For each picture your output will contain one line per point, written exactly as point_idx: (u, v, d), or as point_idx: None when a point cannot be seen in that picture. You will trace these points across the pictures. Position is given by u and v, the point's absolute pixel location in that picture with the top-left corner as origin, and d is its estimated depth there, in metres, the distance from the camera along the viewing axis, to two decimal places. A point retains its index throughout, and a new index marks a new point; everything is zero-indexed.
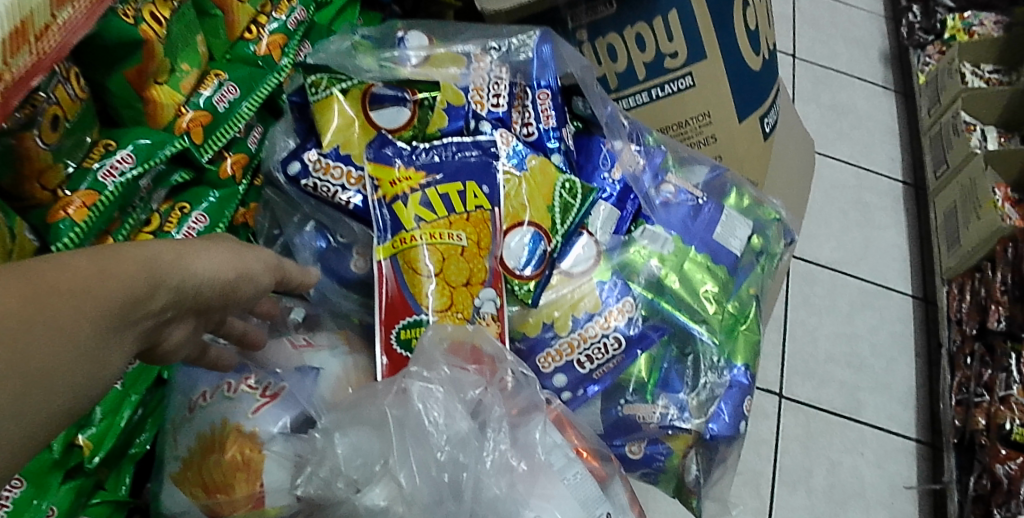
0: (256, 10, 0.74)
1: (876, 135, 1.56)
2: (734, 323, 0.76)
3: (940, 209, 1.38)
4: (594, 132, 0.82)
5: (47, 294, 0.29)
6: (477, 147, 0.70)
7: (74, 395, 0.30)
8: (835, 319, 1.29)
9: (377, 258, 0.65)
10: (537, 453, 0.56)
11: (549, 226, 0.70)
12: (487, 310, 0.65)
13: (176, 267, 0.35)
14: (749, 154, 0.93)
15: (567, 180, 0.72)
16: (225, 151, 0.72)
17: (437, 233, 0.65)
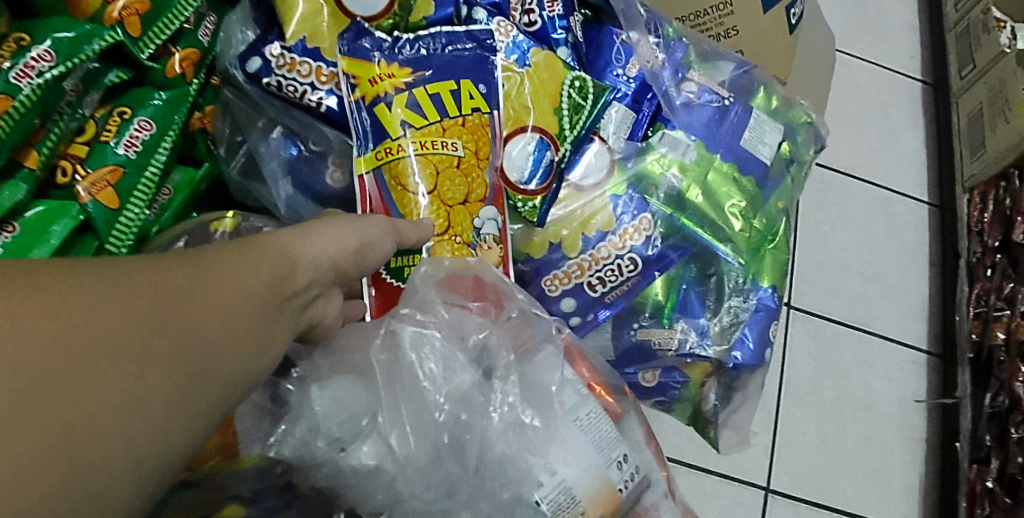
0: None
1: (897, 30, 1.44)
2: (760, 241, 0.68)
3: (964, 113, 1.29)
4: (606, 21, 0.69)
5: (215, 271, 0.31)
6: (471, 38, 0.59)
7: (252, 363, 0.32)
8: (848, 227, 1.22)
9: (357, 171, 0.55)
10: (555, 405, 0.49)
11: (556, 132, 0.60)
12: (489, 232, 0.56)
13: (304, 247, 0.38)
14: (773, 50, 0.83)
15: (576, 77, 0.62)
16: (171, 45, 0.61)
17: (429, 142, 0.55)
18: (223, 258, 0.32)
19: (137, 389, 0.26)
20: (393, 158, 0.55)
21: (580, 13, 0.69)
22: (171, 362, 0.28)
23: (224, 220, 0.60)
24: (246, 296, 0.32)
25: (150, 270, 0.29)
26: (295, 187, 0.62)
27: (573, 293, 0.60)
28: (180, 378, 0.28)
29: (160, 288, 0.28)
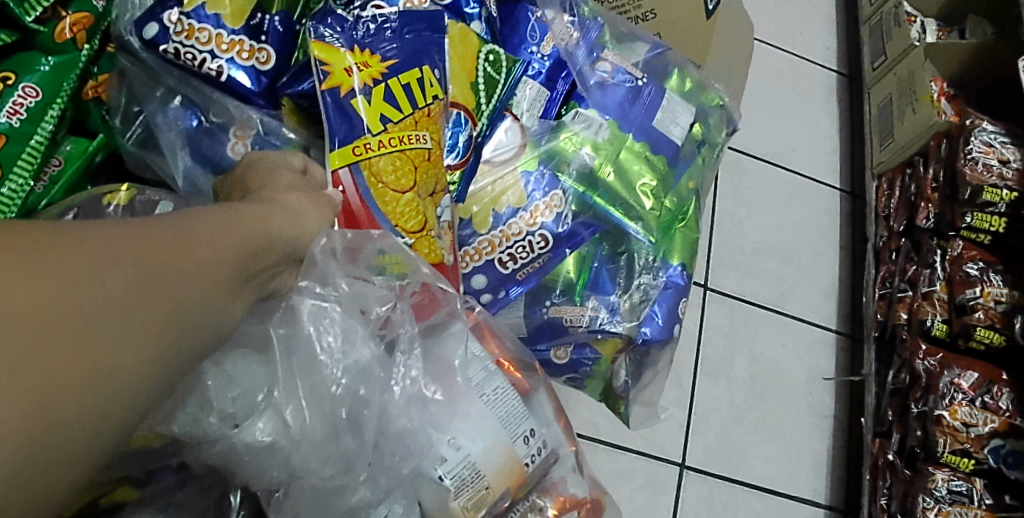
0: None
1: (814, 22, 1.49)
2: (671, 221, 0.68)
3: (875, 103, 1.35)
4: None
5: (189, 246, 0.31)
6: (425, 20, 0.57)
7: (210, 338, 0.32)
8: (764, 211, 1.26)
9: (330, 167, 0.50)
10: (456, 377, 0.50)
11: (475, 107, 0.60)
12: (446, 219, 0.57)
13: (284, 222, 0.39)
14: (689, 31, 0.84)
15: (490, 51, 0.62)
16: (62, 9, 0.60)
17: (406, 134, 0.53)
18: (196, 229, 0.32)
19: (92, 370, 0.26)
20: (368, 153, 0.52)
21: None
22: (131, 341, 0.28)
23: (118, 193, 0.58)
24: (209, 268, 0.32)
25: (106, 242, 0.28)
26: (191, 156, 0.60)
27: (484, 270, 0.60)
28: (135, 359, 0.28)
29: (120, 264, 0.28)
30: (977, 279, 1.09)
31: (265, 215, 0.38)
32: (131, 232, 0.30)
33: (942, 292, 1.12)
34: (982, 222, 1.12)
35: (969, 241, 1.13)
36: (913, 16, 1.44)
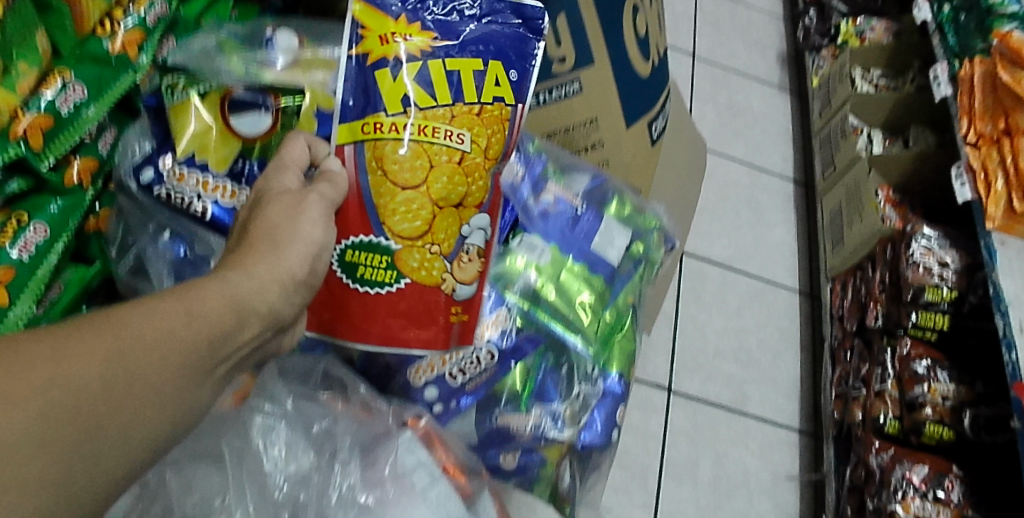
0: (110, 4, 0.74)
1: (756, 139, 1.94)
2: (609, 333, 0.75)
3: (827, 210, 1.49)
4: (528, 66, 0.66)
5: (159, 330, 0.38)
6: (511, 21, 0.66)
7: (178, 410, 0.39)
8: (724, 316, 1.36)
9: (337, 142, 0.62)
10: (387, 476, 0.59)
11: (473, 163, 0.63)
12: (474, 240, 0.64)
13: (256, 294, 0.45)
14: (635, 161, 0.99)
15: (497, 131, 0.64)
16: (72, 155, 0.70)
17: (433, 126, 0.62)
18: (170, 314, 0.39)
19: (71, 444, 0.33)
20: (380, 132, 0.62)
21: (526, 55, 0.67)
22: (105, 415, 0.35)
23: None
24: (183, 344, 0.39)
25: (95, 332, 0.36)
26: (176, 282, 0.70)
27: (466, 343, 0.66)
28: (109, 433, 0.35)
29: (97, 353, 0.35)
30: (924, 375, 1.13)
31: (239, 280, 0.44)
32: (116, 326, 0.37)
33: (893, 389, 1.17)
34: (927, 320, 1.19)
35: (917, 338, 1.20)
36: (857, 129, 1.66)
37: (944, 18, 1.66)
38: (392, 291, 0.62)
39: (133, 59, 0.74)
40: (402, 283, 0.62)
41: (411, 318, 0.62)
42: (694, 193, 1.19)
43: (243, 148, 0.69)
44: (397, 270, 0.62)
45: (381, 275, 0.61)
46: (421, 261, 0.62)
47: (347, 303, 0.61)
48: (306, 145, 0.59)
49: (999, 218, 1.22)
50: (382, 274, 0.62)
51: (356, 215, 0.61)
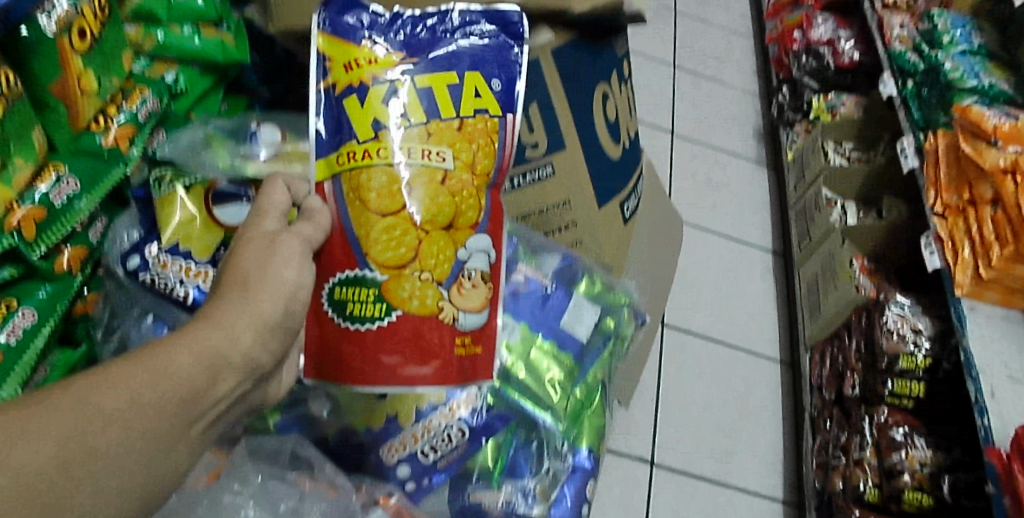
0: (105, 102, 0.79)
1: (744, 209, 2.04)
2: (580, 410, 0.79)
3: (804, 280, 1.56)
4: (505, 72, 0.69)
5: (126, 397, 0.40)
6: (483, 27, 0.71)
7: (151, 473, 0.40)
8: (707, 387, 1.42)
9: (316, 180, 0.65)
10: None
11: (458, 183, 0.66)
12: (475, 264, 0.66)
13: (229, 343, 0.46)
14: (609, 238, 1.04)
15: (480, 147, 0.67)
16: (63, 245, 0.74)
17: (412, 146, 0.65)
18: (134, 380, 0.40)
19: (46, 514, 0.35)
20: (358, 161, 0.64)
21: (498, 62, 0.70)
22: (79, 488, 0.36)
23: None
24: (150, 407, 0.40)
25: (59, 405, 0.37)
26: None
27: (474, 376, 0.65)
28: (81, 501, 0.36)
29: (53, 431, 0.36)
30: (902, 442, 1.15)
31: (209, 333, 0.46)
32: (79, 397, 0.38)
33: (871, 457, 1.19)
34: (902, 387, 1.22)
35: (895, 406, 1.23)
36: (831, 202, 1.74)
37: (909, 94, 1.73)
38: (385, 324, 0.63)
39: (125, 152, 0.79)
40: (394, 315, 0.63)
41: (409, 353, 0.63)
42: (659, 271, 1.27)
43: (225, 237, 0.72)
44: (386, 303, 0.63)
45: (369, 310, 0.63)
46: (412, 290, 0.63)
47: (335, 343, 0.63)
48: (284, 186, 0.62)
49: (967, 285, 1.26)
50: (371, 310, 0.63)
51: (341, 249, 0.63)
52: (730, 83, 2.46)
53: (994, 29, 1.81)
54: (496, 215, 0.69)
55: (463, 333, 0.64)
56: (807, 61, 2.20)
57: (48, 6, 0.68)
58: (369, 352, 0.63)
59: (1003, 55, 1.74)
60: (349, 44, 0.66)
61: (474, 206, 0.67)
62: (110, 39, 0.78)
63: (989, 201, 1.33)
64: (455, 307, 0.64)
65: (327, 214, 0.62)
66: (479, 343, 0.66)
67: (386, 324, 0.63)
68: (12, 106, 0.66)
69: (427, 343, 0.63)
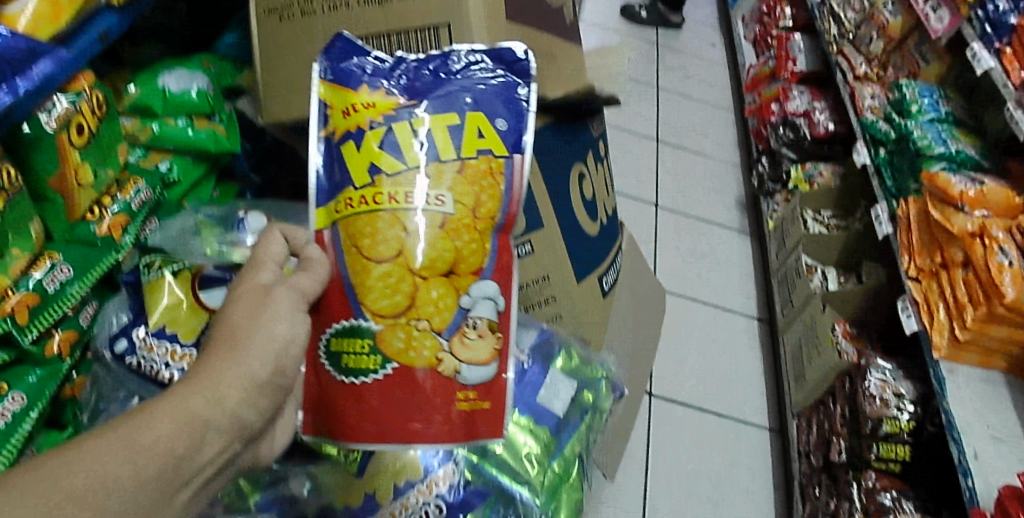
0: (100, 192, 0.82)
1: (730, 283, 2.07)
2: (558, 483, 0.81)
3: (789, 348, 1.65)
4: (509, 111, 0.69)
5: (107, 473, 0.42)
6: (488, 66, 0.71)
7: None
8: (695, 457, 1.55)
9: (317, 227, 0.68)
10: None
11: (459, 228, 0.66)
12: (480, 311, 0.66)
13: (213, 408, 0.49)
14: (587, 312, 1.07)
15: (483, 191, 0.67)
16: (55, 329, 0.76)
17: (410, 190, 0.66)
18: (112, 456, 0.43)
19: None
20: (357, 207, 0.66)
21: (502, 100, 0.69)
22: None
23: None
24: (130, 473, 0.43)
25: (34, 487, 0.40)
26: None
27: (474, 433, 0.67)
28: None
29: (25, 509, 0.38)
30: (890, 506, 1.16)
31: (189, 401, 0.49)
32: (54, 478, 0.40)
33: None
34: (889, 452, 1.23)
35: (882, 470, 1.23)
36: (811, 270, 1.81)
37: (881, 162, 1.80)
38: (380, 376, 0.65)
39: (118, 239, 0.82)
40: (389, 366, 0.65)
41: (406, 408, 0.65)
42: (641, 341, 1.31)
43: (210, 320, 0.75)
44: (381, 354, 0.65)
45: (364, 362, 0.65)
46: (407, 340, 0.65)
47: (331, 394, 0.67)
48: (282, 237, 0.66)
49: (945, 347, 1.29)
50: (367, 361, 0.65)
51: (339, 299, 0.67)
52: (712, 155, 2.54)
53: (960, 96, 1.88)
54: (504, 260, 0.69)
55: (465, 387, 0.66)
56: (785, 133, 2.28)
57: (48, 104, 0.73)
58: (363, 404, 0.65)
59: (971, 120, 1.80)
60: (349, 90, 0.69)
61: (478, 251, 0.67)
62: (107, 134, 0.83)
63: (961, 264, 1.35)
64: (456, 358, 0.66)
65: (325, 263, 0.66)
66: (487, 397, 0.67)
67: (380, 376, 0.65)
68: (11, 200, 0.69)
69: (428, 397, 0.65)
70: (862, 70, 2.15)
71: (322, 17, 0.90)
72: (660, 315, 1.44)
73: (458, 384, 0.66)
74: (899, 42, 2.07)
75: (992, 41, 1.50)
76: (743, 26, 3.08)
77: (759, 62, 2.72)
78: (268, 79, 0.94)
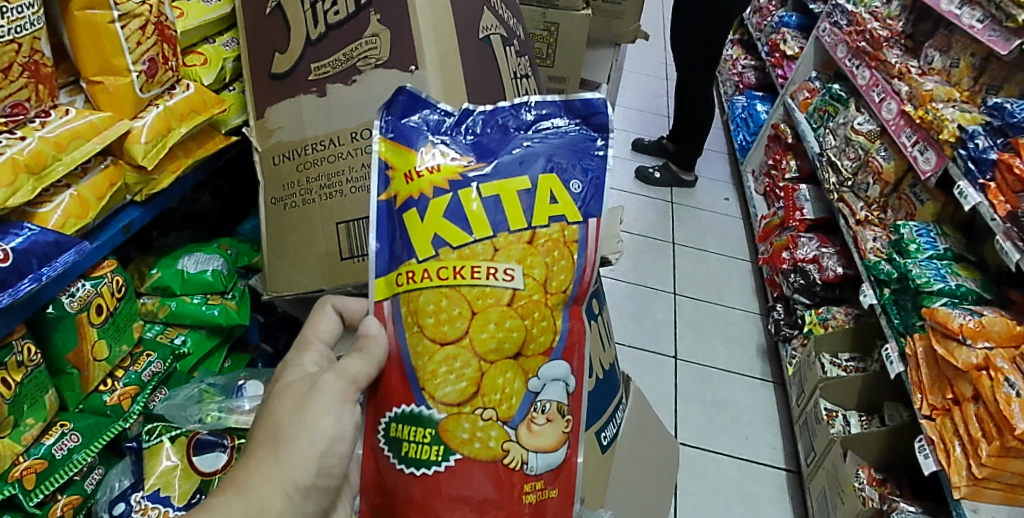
0: (111, 366, 0.98)
1: (756, 426, 2.05)
2: None
3: (816, 494, 1.61)
4: (580, 167, 0.73)
5: None
6: (562, 120, 0.77)
7: None
8: None
9: (377, 299, 0.71)
10: None
11: (525, 303, 0.69)
12: (550, 396, 0.70)
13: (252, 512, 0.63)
14: (596, 473, 1.11)
15: (551, 264, 0.70)
16: (59, 494, 0.92)
17: (474, 265, 0.69)
18: None
19: None
20: (418, 281, 0.69)
21: (571, 153, 0.74)
22: None
23: None
24: None
25: None
26: None
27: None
28: None
29: None
30: None
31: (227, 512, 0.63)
32: None
33: None
34: None
35: None
36: (829, 414, 1.79)
37: (887, 302, 1.80)
38: (443, 467, 0.67)
39: (125, 408, 0.99)
40: (452, 458, 0.67)
41: (470, 502, 0.67)
42: (647, 495, 1.31)
43: (201, 483, 0.84)
44: (444, 445, 0.67)
45: (427, 452, 0.68)
46: (472, 430, 0.68)
47: (391, 483, 0.69)
48: (334, 311, 0.78)
49: (965, 485, 1.27)
50: (430, 452, 0.68)
51: (398, 384, 0.70)
52: (731, 303, 2.58)
53: (958, 231, 1.91)
54: (576, 334, 0.71)
55: (533, 477, 0.69)
56: (795, 279, 2.31)
57: (72, 290, 0.89)
58: (426, 498, 0.67)
59: (970, 252, 1.82)
60: (410, 153, 0.72)
61: (548, 329, 0.70)
62: (122, 314, 0.98)
63: (971, 398, 1.33)
64: (524, 447, 0.68)
65: (381, 341, 0.69)
66: (552, 485, 0.69)
67: (444, 466, 0.67)
68: (29, 376, 0.85)
69: (495, 491, 0.67)
70: (862, 214, 2.19)
71: (317, 204, 1.02)
72: (675, 468, 1.42)
73: (528, 475, 0.68)
74: (895, 185, 2.15)
75: (977, 178, 1.53)
76: (752, 179, 3.20)
77: (772, 212, 2.81)
78: (274, 258, 1.07)
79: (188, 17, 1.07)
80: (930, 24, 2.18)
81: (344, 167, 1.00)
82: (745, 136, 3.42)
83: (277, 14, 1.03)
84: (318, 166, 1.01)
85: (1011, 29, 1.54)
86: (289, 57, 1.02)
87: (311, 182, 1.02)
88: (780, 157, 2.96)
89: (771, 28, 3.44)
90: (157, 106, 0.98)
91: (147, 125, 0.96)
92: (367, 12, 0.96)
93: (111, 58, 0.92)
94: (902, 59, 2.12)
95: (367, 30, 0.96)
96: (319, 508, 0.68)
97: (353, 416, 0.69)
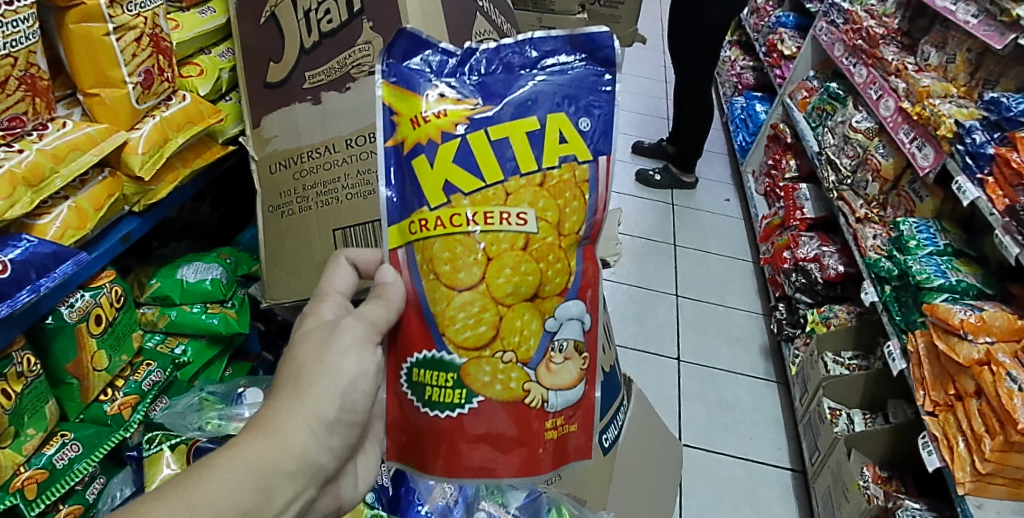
0: (111, 376, 0.99)
1: (761, 426, 2.05)
2: None
3: (820, 493, 1.61)
4: (587, 105, 0.71)
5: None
6: (568, 57, 0.73)
7: None
8: None
9: (390, 248, 0.70)
10: None
11: (538, 245, 0.69)
12: (566, 334, 0.71)
13: (275, 455, 0.59)
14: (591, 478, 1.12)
15: (563, 203, 0.70)
16: (61, 503, 0.93)
17: (489, 209, 0.69)
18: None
19: None
20: (431, 229, 0.69)
21: (576, 90, 0.71)
22: None
23: None
24: None
25: None
26: None
27: (563, 457, 0.74)
28: None
29: None
30: None
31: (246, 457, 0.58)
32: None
33: None
34: None
35: None
36: (835, 412, 1.77)
37: (887, 298, 1.80)
38: (467, 409, 0.70)
39: (126, 417, 0.99)
40: (475, 400, 0.70)
41: (492, 442, 0.71)
42: (649, 497, 1.31)
43: None
44: (466, 388, 0.70)
45: (450, 396, 0.70)
46: (493, 373, 0.70)
47: (416, 424, 0.72)
48: (348, 264, 0.76)
49: (969, 481, 1.27)
50: (453, 396, 0.70)
51: (418, 329, 0.70)
52: (733, 304, 2.58)
53: (959, 227, 1.90)
54: (588, 276, 0.73)
55: (554, 414, 0.72)
56: (796, 278, 2.31)
57: (71, 300, 0.89)
58: (452, 439, 0.70)
59: (970, 248, 1.81)
60: (415, 98, 0.70)
61: (562, 270, 0.71)
62: (121, 324, 0.99)
63: (973, 394, 1.32)
64: (543, 386, 0.71)
65: (399, 288, 0.69)
66: (570, 420, 0.73)
67: (468, 408, 0.70)
68: (29, 386, 0.86)
69: (517, 430, 0.71)
70: (863, 211, 2.17)
71: (314, 210, 1.03)
72: (678, 470, 1.42)
73: (549, 413, 0.71)
74: (894, 182, 2.15)
75: (975, 172, 1.52)
76: (753, 180, 3.20)
77: (772, 212, 2.79)
78: (272, 267, 1.09)
79: (184, 29, 1.08)
80: (925, 21, 2.17)
81: (339, 174, 1.00)
82: (745, 136, 3.41)
83: (271, 23, 1.03)
84: (313, 174, 1.02)
85: (1005, 23, 1.54)
86: (283, 66, 1.03)
87: (306, 190, 1.03)
88: (780, 157, 2.96)
89: (768, 29, 3.44)
90: (154, 116, 0.99)
91: (143, 135, 0.97)
92: (359, 20, 0.96)
93: (107, 70, 0.92)
94: (899, 57, 2.12)
95: (359, 38, 0.97)
96: (344, 446, 0.65)
97: (376, 357, 0.67)
